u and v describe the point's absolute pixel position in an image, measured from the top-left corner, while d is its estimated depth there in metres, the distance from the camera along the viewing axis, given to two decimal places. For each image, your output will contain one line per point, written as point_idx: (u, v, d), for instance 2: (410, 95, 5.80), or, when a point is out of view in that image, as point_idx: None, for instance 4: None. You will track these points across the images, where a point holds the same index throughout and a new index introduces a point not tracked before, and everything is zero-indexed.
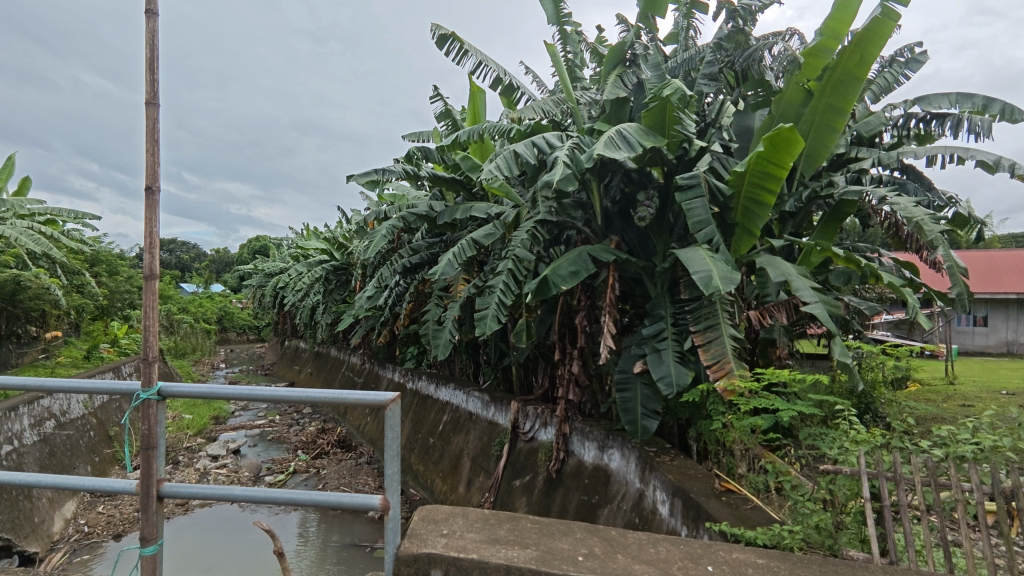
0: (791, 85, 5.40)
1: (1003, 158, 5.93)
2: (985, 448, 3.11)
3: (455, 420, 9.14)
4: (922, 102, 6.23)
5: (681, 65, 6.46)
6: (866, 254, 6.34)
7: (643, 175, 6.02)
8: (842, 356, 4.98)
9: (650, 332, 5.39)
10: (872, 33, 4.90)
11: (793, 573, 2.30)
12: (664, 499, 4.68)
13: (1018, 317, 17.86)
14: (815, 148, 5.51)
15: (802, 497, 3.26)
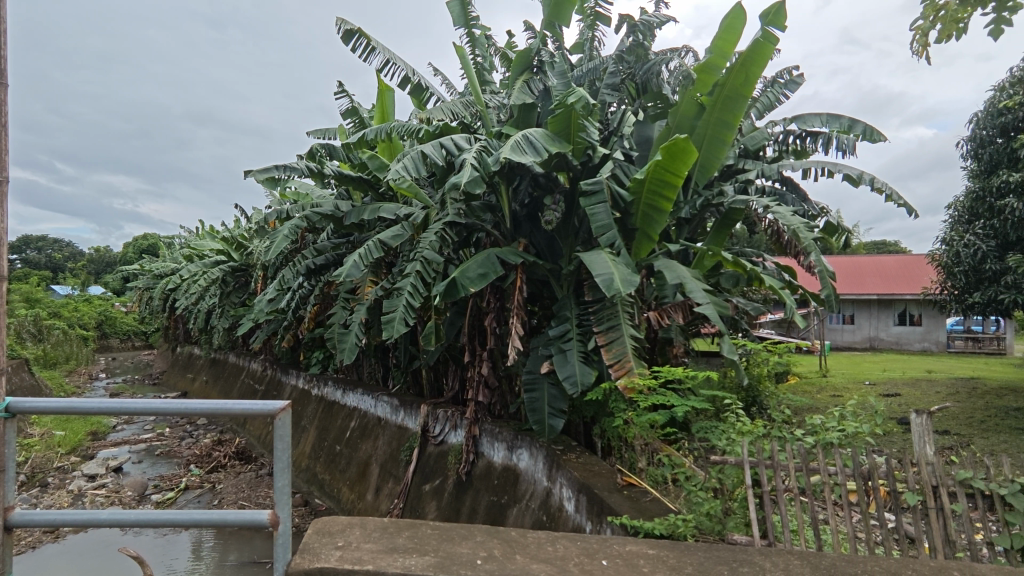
0: (685, 98, 5.67)
1: (865, 173, 6.63)
2: (848, 434, 3.46)
3: (363, 426, 8.88)
4: (798, 121, 6.84)
5: (586, 74, 6.61)
6: (752, 258, 6.85)
7: (549, 180, 6.11)
8: (730, 353, 5.33)
9: (556, 333, 5.51)
10: (755, 54, 5.31)
11: (680, 561, 2.43)
12: (570, 496, 4.79)
13: (878, 315, 20.09)
14: (707, 159, 5.90)
15: (695, 487, 3.44)
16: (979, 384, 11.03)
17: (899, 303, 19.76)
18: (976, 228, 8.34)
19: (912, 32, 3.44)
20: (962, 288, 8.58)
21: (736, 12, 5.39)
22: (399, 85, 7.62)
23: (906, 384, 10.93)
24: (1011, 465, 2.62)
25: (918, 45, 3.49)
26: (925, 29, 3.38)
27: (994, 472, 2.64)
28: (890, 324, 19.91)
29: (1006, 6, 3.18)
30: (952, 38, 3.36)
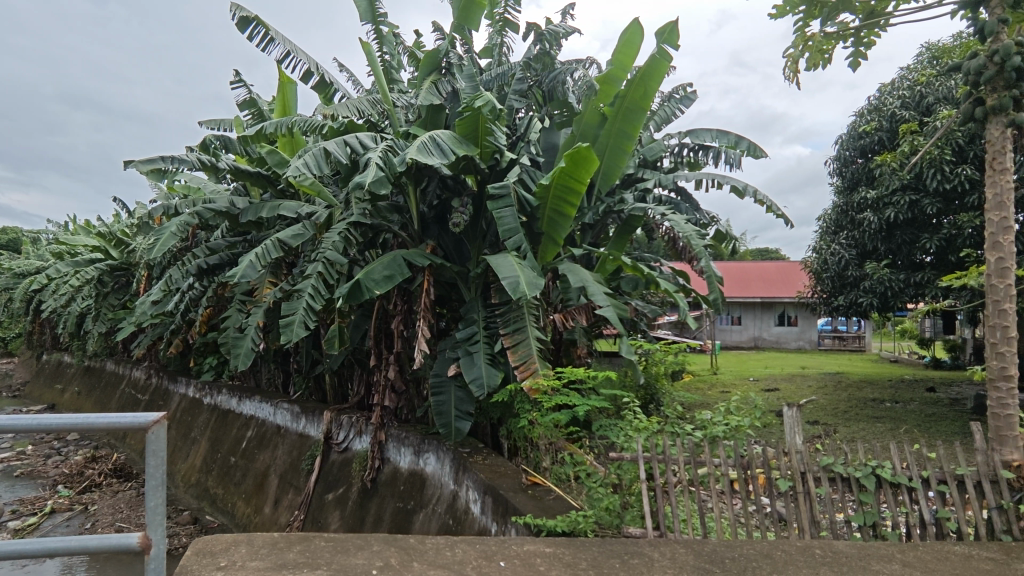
0: (589, 107, 5.94)
1: (749, 186, 7.20)
2: (732, 427, 3.72)
3: (261, 435, 8.40)
4: (692, 135, 7.30)
5: (495, 79, 6.69)
6: (650, 263, 7.23)
7: (457, 182, 6.17)
8: (629, 353, 5.56)
9: (463, 336, 5.50)
10: (652, 70, 5.57)
11: (575, 557, 2.52)
12: (476, 498, 4.79)
13: (761, 316, 21.86)
14: (609, 167, 6.14)
15: (594, 483, 3.56)
16: (843, 378, 12.31)
17: (779, 305, 21.63)
18: (841, 238, 9.25)
19: (786, 57, 3.78)
20: (829, 291, 9.45)
21: (635, 28, 5.67)
22: (302, 78, 7.29)
23: (784, 380, 11.98)
24: (863, 450, 2.92)
25: (791, 71, 3.84)
26: (795, 56, 3.72)
27: (850, 457, 2.93)
28: (771, 325, 21.73)
29: (862, 41, 3.57)
30: (818, 66, 3.73)
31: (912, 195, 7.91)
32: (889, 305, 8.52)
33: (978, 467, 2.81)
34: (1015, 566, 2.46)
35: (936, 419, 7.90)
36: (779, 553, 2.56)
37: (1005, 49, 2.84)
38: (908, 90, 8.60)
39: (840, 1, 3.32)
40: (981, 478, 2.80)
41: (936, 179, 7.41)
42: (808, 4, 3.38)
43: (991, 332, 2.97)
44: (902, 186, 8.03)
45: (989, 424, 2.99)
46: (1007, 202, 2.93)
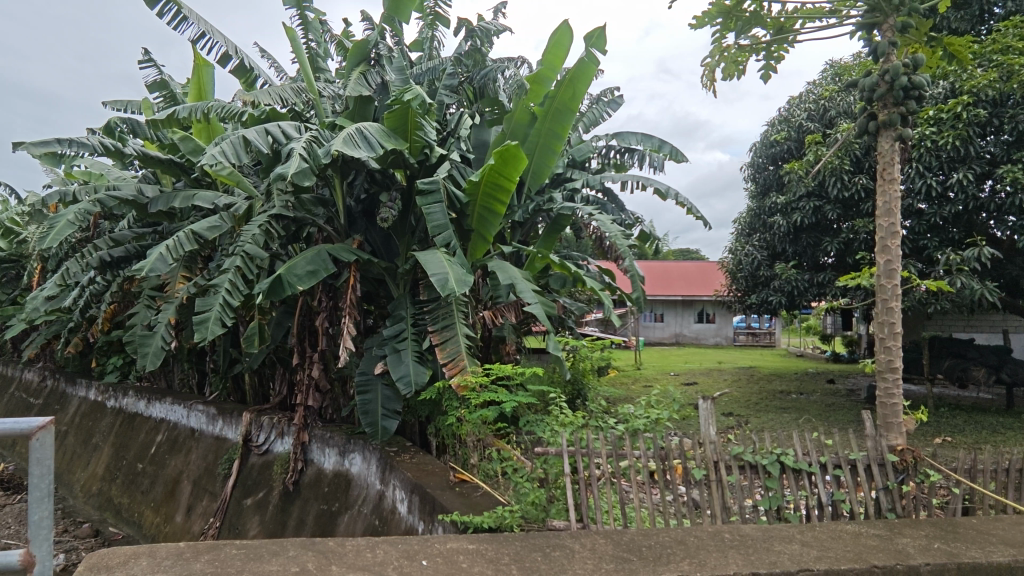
0: (518, 106, 5.93)
1: (671, 189, 7.48)
2: (652, 420, 3.88)
3: (172, 439, 7.91)
4: (618, 138, 7.52)
5: (425, 73, 6.64)
6: (578, 262, 7.38)
7: (386, 176, 6.10)
8: (556, 350, 5.65)
9: (390, 334, 5.42)
10: (580, 72, 5.68)
11: (497, 552, 2.54)
12: (402, 497, 4.71)
13: (682, 314, 22.84)
14: (539, 167, 6.23)
15: (521, 479, 3.58)
16: (755, 372, 13.10)
17: (698, 303, 22.69)
18: (754, 240, 9.83)
19: (703, 66, 3.94)
20: (743, 290, 10.02)
21: (565, 30, 5.77)
22: (219, 62, 6.90)
23: (703, 374, 12.60)
24: (770, 439, 3.11)
25: (707, 79, 4.01)
26: (712, 66, 3.89)
27: (758, 446, 3.11)
28: (691, 322, 22.81)
29: (772, 55, 3.78)
30: (733, 76, 3.92)
31: (816, 201, 8.51)
32: (796, 303, 9.12)
33: (868, 452, 3.06)
34: (897, 541, 2.69)
35: (835, 408, 8.56)
36: (691, 540, 2.68)
37: (895, 70, 3.10)
38: (813, 103, 9.24)
39: (753, 16, 3.50)
40: (870, 461, 3.07)
41: (836, 187, 8.00)
42: (724, 17, 3.54)
43: (881, 328, 3.23)
44: (807, 193, 8.63)
45: (877, 412, 3.25)
46: (894, 210, 3.19)
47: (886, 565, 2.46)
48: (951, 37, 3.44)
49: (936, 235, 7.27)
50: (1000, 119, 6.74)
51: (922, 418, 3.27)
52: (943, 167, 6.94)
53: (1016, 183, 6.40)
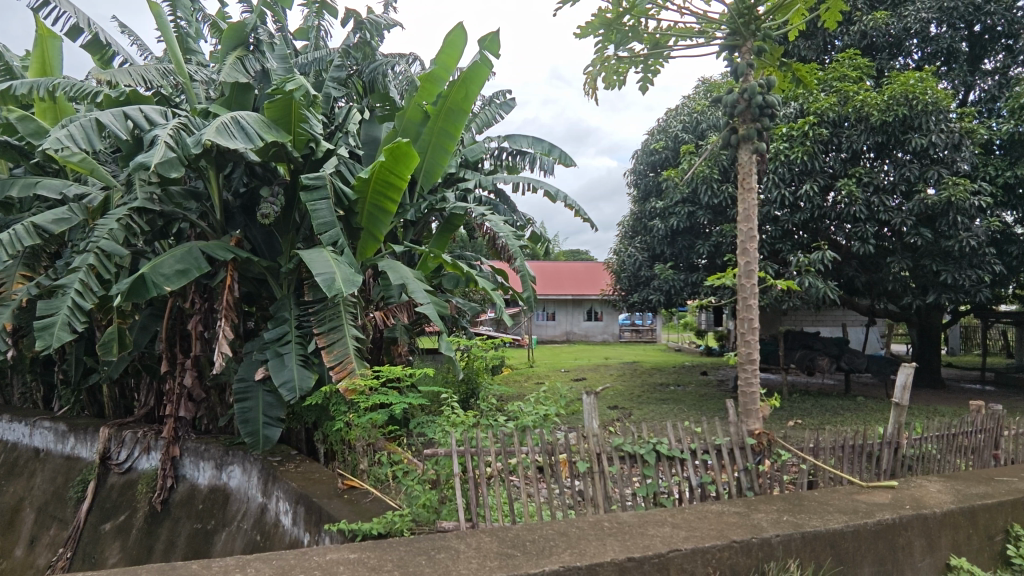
0: (410, 104, 5.93)
1: (560, 191, 7.73)
2: (541, 416, 4.00)
3: (11, 462, 6.93)
4: (510, 140, 7.67)
5: (311, 64, 6.39)
6: (471, 261, 7.40)
7: (267, 170, 5.77)
8: (448, 350, 5.61)
9: (272, 337, 5.13)
10: (472, 74, 5.70)
11: (380, 560, 2.50)
12: (286, 509, 4.46)
13: (572, 313, 23.70)
14: (431, 166, 6.16)
15: (412, 481, 3.53)
16: (638, 366, 13.91)
17: (587, 303, 23.67)
18: (636, 243, 10.44)
19: (585, 74, 4.09)
20: (626, 289, 10.60)
21: (458, 33, 5.78)
22: (67, 34, 6.13)
23: (591, 369, 13.16)
24: (647, 429, 3.29)
25: (589, 88, 4.16)
26: (593, 74, 4.05)
27: (636, 436, 3.27)
28: (581, 320, 23.74)
29: (650, 68, 4.01)
30: (613, 86, 4.11)
31: (689, 207, 9.16)
32: (673, 302, 9.75)
33: (731, 437, 3.35)
34: (753, 516, 2.97)
35: (707, 398, 9.30)
36: (573, 531, 2.79)
37: (752, 89, 3.42)
38: (688, 116, 9.96)
39: (632, 30, 3.69)
40: (733, 445, 3.35)
41: (707, 194, 8.66)
42: (605, 28, 3.69)
43: (741, 323, 3.54)
44: (682, 199, 9.25)
45: (739, 400, 3.54)
46: (753, 216, 3.51)
47: (743, 539, 2.71)
48: (799, 64, 3.83)
49: (789, 240, 8.13)
50: (839, 138, 7.66)
51: (775, 404, 3.62)
52: (795, 179, 7.75)
53: (851, 195, 7.30)
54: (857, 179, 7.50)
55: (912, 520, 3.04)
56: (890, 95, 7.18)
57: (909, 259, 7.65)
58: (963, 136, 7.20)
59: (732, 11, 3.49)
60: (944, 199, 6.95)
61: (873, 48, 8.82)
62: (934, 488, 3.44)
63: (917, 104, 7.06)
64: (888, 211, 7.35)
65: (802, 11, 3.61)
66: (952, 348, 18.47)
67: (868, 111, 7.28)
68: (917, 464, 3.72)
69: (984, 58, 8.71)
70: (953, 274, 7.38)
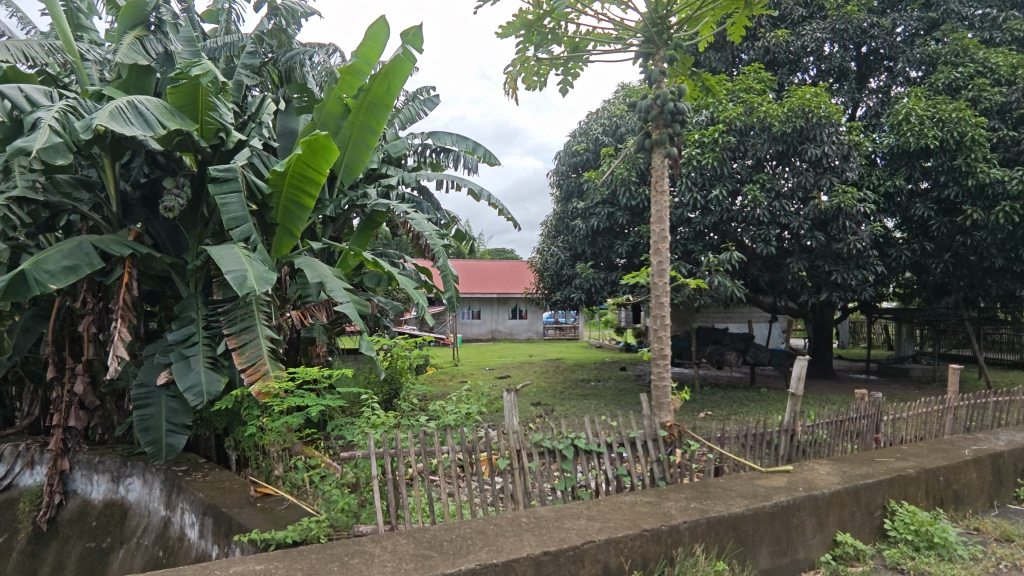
0: (330, 96, 5.70)
1: (484, 190, 7.74)
2: (463, 415, 3.99)
3: None
4: (434, 137, 7.61)
5: (221, 49, 6.05)
6: (393, 259, 7.26)
7: (171, 160, 5.39)
8: (369, 350, 5.44)
9: (177, 338, 4.80)
10: (395, 68, 5.58)
11: (289, 570, 2.41)
12: (192, 521, 4.19)
13: (497, 312, 23.87)
14: (352, 160, 6.01)
15: (329, 486, 3.43)
16: (561, 363, 14.21)
17: (512, 301, 23.89)
18: (559, 243, 10.65)
19: (505, 74, 4.11)
20: (550, 287, 10.79)
21: (381, 25, 5.63)
22: None
23: (515, 367, 13.31)
24: (565, 425, 3.36)
25: (510, 87, 4.18)
26: (513, 75, 4.07)
27: (555, 432, 3.33)
28: (506, 318, 23.94)
29: (569, 71, 4.08)
30: (534, 87, 4.15)
31: (608, 208, 9.45)
32: (594, 300, 10.01)
33: (645, 429, 3.50)
34: (663, 505, 3.11)
35: (625, 393, 9.65)
36: (491, 528, 2.80)
37: (664, 96, 3.57)
38: (608, 120, 10.25)
39: (552, 33, 3.76)
40: (646, 437, 3.49)
41: (626, 196, 8.95)
42: (526, 29, 3.72)
43: (654, 320, 3.69)
44: (602, 200, 9.51)
45: (652, 394, 3.68)
46: (665, 217, 3.66)
47: (653, 528, 2.83)
48: (707, 74, 4.03)
49: (700, 241, 8.57)
50: (745, 146, 8.16)
51: (686, 397, 3.80)
52: (706, 184, 8.18)
53: (755, 200, 7.81)
54: (760, 185, 8.01)
55: (804, 501, 3.29)
56: (789, 107, 7.71)
57: (805, 260, 8.27)
58: (851, 148, 7.87)
59: (646, 20, 3.64)
60: (835, 205, 7.55)
61: (775, 62, 9.44)
62: (824, 470, 3.75)
63: (812, 117, 7.62)
64: (788, 215, 7.90)
65: (710, 24, 3.80)
66: (842, 341, 20.19)
67: (770, 121, 7.80)
68: (810, 448, 4.03)
69: (870, 77, 9.54)
70: (842, 274, 8.06)
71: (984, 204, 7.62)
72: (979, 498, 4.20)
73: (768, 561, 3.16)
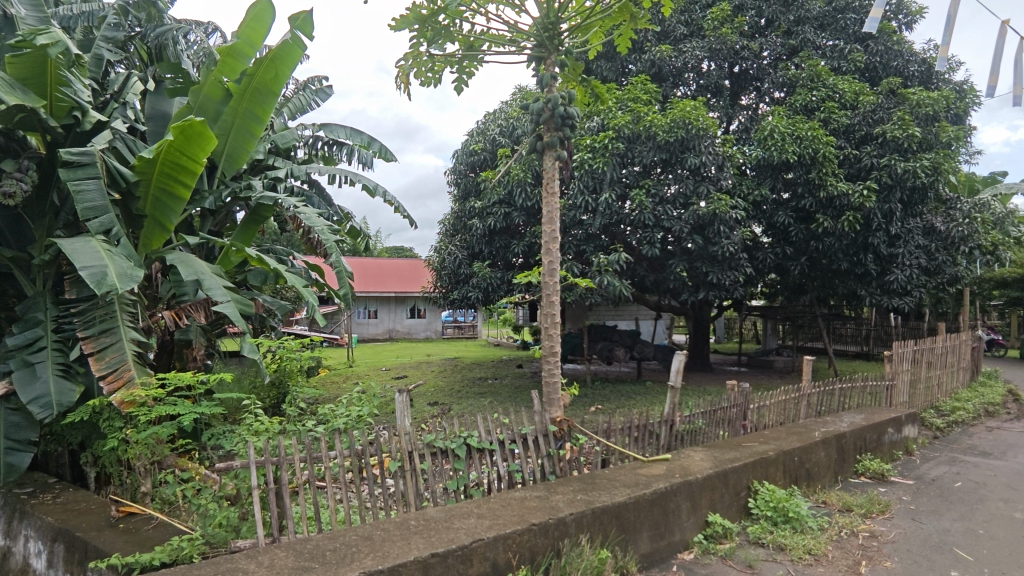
0: (209, 80, 5.33)
1: (379, 186, 7.54)
2: (353, 419, 3.87)
3: None
4: (326, 130, 7.30)
5: (77, 18, 5.44)
6: (281, 256, 6.86)
7: (12, 140, 4.73)
8: (252, 353, 5.06)
9: (19, 342, 4.24)
10: (283, 54, 5.25)
11: None
12: (39, 550, 3.69)
13: (395, 310, 23.37)
14: (234, 150, 5.60)
15: (205, 500, 3.17)
16: (459, 361, 14.21)
17: (410, 299, 23.52)
18: (456, 241, 10.62)
19: (397, 67, 4.02)
20: (447, 286, 10.76)
21: (266, 7, 5.29)
22: None
23: (411, 366, 13.13)
24: (458, 424, 3.35)
25: (402, 80, 4.09)
26: (406, 69, 3.99)
27: (448, 431, 3.32)
28: (403, 318, 23.51)
29: (464, 70, 4.09)
30: (428, 83, 4.10)
31: (505, 208, 9.54)
32: (490, 298, 10.08)
33: (536, 425, 3.56)
34: (552, 499, 3.20)
35: (521, 389, 9.84)
36: (378, 534, 2.73)
37: (555, 100, 3.67)
38: (505, 121, 10.38)
39: (445, 30, 3.72)
40: (537, 434, 3.56)
41: (522, 197, 9.11)
42: (420, 25, 3.67)
43: (545, 318, 3.77)
44: (498, 200, 9.60)
45: (543, 390, 3.76)
46: (555, 218, 3.76)
47: (540, 522, 2.90)
48: (596, 81, 4.19)
49: (592, 242, 8.91)
50: (632, 152, 8.60)
51: (575, 392, 3.92)
52: (597, 188, 8.54)
53: (641, 204, 8.27)
54: (646, 190, 8.48)
55: (680, 487, 3.52)
56: (672, 118, 8.21)
57: (685, 261, 8.88)
58: (725, 159, 8.54)
59: (538, 25, 3.71)
60: (711, 210, 8.15)
61: (660, 75, 10.05)
62: (699, 457, 4.05)
63: (691, 128, 8.17)
64: (670, 219, 8.43)
65: (599, 33, 3.95)
66: (718, 337, 21.98)
67: (656, 130, 8.28)
68: (687, 436, 4.34)
69: (741, 95, 10.42)
70: (717, 274, 8.74)
71: (833, 213, 8.60)
72: (826, 474, 4.73)
73: (648, 545, 3.35)
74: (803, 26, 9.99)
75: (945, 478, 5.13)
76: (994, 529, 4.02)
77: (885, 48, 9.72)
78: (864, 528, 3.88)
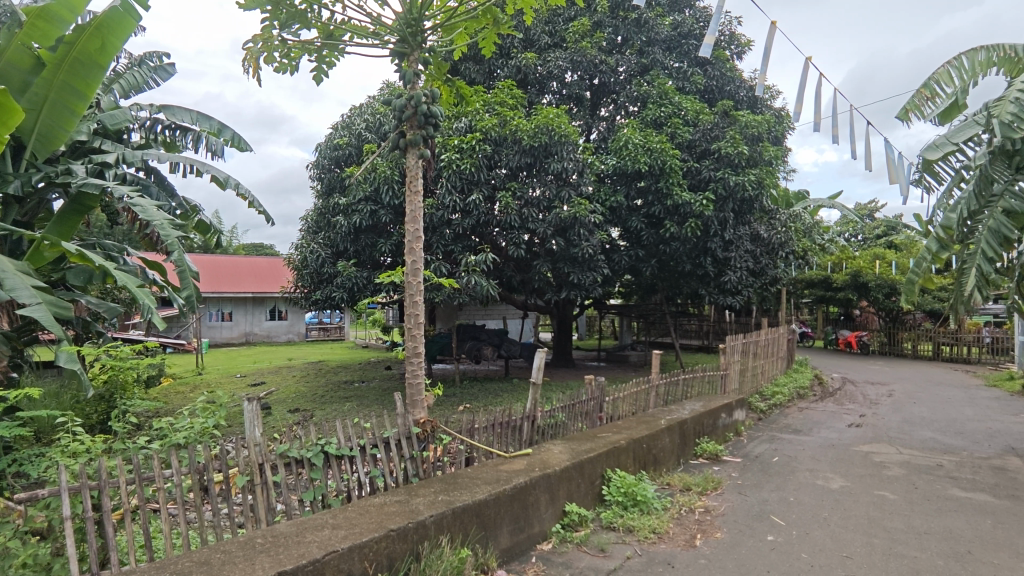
0: (13, 44, 4.59)
1: (230, 178, 6.94)
2: (195, 432, 3.51)
3: None
4: (166, 112, 6.57)
5: None
6: (109, 252, 6.05)
7: None
8: (70, 364, 4.32)
9: None
10: (112, 23, 4.60)
11: None
12: None
13: (252, 312, 21.70)
14: (50, 128, 4.84)
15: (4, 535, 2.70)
16: (323, 364, 13.54)
17: (269, 300, 21.99)
18: (319, 239, 10.10)
19: (245, 49, 3.72)
20: (310, 285, 10.22)
21: None
22: None
23: (270, 372, 12.25)
24: (315, 431, 3.17)
25: (249, 64, 3.80)
26: (254, 51, 3.71)
27: (304, 440, 3.12)
28: (262, 320, 21.97)
29: (323, 59, 3.88)
30: (284, 69, 3.85)
31: (371, 205, 9.21)
32: (356, 299, 9.75)
33: (398, 428, 3.49)
34: (412, 502, 3.15)
35: (389, 391, 9.61)
36: (218, 557, 2.50)
37: (417, 98, 3.60)
38: (371, 116, 10.06)
39: (299, 15, 3.52)
40: (399, 437, 3.49)
41: (388, 195, 8.89)
42: (272, 6, 3.43)
43: (408, 319, 3.71)
44: (364, 197, 9.29)
45: (406, 392, 3.69)
46: (418, 218, 3.71)
47: (399, 527, 2.85)
48: (461, 82, 4.20)
49: (461, 243, 8.95)
50: (498, 155, 8.78)
51: (439, 393, 3.90)
52: (464, 188, 8.60)
53: (506, 205, 8.45)
54: (512, 193, 8.68)
55: (538, 480, 3.65)
56: (537, 124, 8.50)
57: (549, 263, 9.24)
58: (585, 165, 9.01)
59: (400, 20, 3.62)
60: (572, 214, 8.53)
61: (525, 81, 10.41)
62: (558, 450, 4.23)
63: (554, 134, 8.53)
64: (535, 221, 8.72)
65: (462, 34, 3.96)
66: (580, 334, 23.12)
67: (521, 135, 8.53)
68: (548, 430, 4.51)
69: (600, 106, 11.07)
70: (578, 275, 9.19)
71: (678, 220, 9.44)
72: (670, 459, 5.17)
73: (508, 540, 3.43)
74: (653, 47, 10.79)
75: (766, 455, 5.87)
76: (801, 496, 4.66)
77: (720, 74, 10.87)
78: (700, 504, 4.31)
